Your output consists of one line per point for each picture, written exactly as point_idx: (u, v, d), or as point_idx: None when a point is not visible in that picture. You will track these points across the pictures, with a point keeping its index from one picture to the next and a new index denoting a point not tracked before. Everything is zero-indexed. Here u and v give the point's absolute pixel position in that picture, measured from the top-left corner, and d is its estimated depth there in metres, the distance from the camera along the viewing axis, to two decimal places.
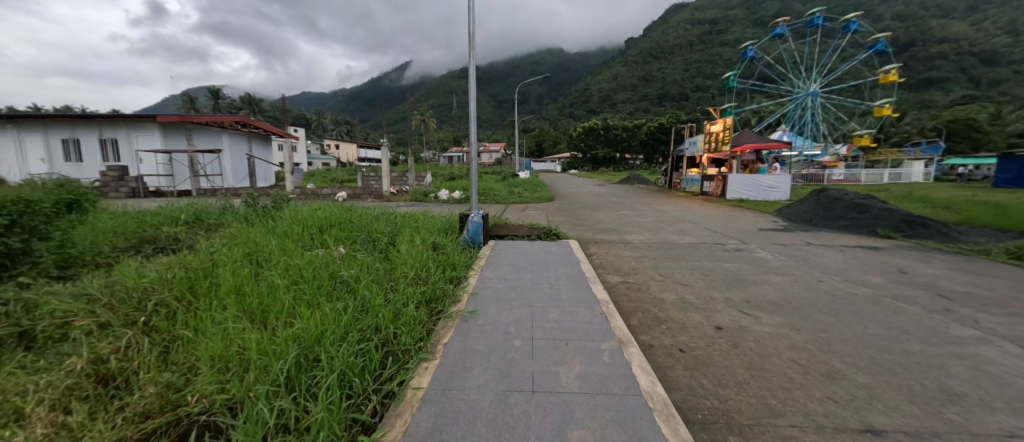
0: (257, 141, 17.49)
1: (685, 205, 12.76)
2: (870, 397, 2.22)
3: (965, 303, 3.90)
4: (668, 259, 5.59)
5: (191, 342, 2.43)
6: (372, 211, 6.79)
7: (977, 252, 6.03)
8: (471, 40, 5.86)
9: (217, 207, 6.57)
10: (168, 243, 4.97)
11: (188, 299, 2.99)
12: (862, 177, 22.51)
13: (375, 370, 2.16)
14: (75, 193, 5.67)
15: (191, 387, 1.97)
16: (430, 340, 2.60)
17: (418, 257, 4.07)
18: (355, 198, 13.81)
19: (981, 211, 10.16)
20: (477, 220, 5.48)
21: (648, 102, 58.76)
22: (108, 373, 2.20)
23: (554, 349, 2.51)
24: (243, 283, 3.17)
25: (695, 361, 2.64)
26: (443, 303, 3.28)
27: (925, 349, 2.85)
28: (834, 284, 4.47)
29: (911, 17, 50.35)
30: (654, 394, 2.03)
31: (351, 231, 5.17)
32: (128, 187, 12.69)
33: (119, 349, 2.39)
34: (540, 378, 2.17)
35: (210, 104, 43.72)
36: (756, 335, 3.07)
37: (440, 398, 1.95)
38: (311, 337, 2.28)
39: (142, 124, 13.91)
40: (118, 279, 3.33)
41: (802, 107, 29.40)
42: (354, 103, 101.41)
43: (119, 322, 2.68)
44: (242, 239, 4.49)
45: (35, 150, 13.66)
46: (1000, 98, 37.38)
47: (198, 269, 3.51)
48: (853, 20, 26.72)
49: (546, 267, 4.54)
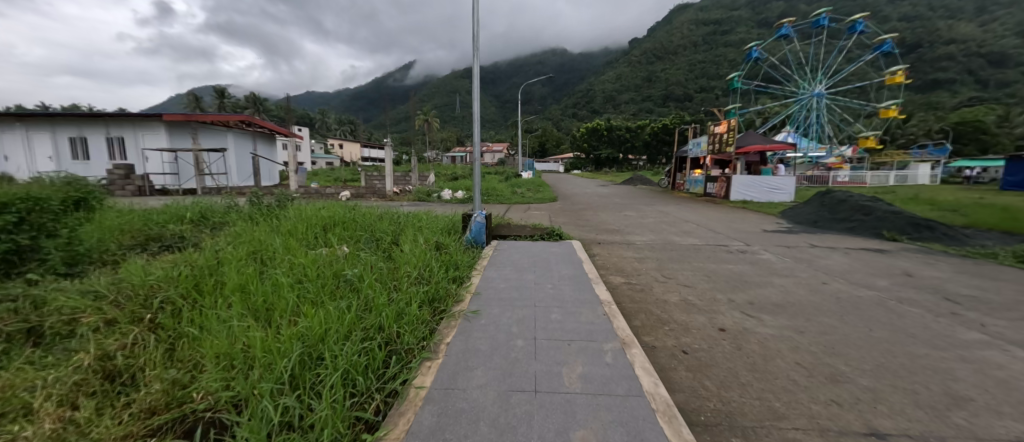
0: (262, 140, 17.71)
1: (689, 206, 12.74)
2: (875, 400, 2.21)
3: (971, 306, 3.87)
4: (670, 261, 5.57)
5: (197, 339, 2.46)
6: (375, 210, 6.76)
7: (984, 255, 5.98)
8: (472, 42, 5.85)
9: (222, 205, 6.61)
10: (173, 241, 5.01)
11: (193, 296, 3.01)
12: (867, 178, 22.37)
13: (378, 369, 2.17)
14: (82, 190, 5.72)
15: (197, 384, 1.99)
16: (433, 340, 2.60)
17: (420, 257, 4.08)
18: (359, 197, 13.87)
19: (988, 213, 10.13)
20: (480, 219, 5.47)
21: (652, 103, 58.63)
22: (114, 369, 2.23)
23: (557, 350, 2.51)
24: (248, 280, 3.19)
25: (697, 362, 2.63)
26: (445, 302, 3.28)
27: (931, 353, 2.83)
28: (839, 287, 4.44)
29: (918, 18, 49.99)
30: (657, 394, 2.03)
31: (354, 230, 5.18)
32: (134, 185, 12.82)
33: (125, 346, 2.41)
34: (543, 377, 2.17)
35: (215, 104, 44.08)
36: (760, 338, 3.06)
37: (442, 397, 1.96)
38: (315, 336, 2.29)
39: (148, 122, 13.99)
40: (124, 276, 3.35)
41: (807, 108, 29.26)
42: (357, 103, 101.80)
43: (126, 318, 2.71)
44: (247, 238, 4.52)
45: (44, 148, 13.81)
46: (1007, 100, 37.08)
47: (204, 267, 3.52)
48: (859, 20, 26.53)
49: (549, 268, 4.52)
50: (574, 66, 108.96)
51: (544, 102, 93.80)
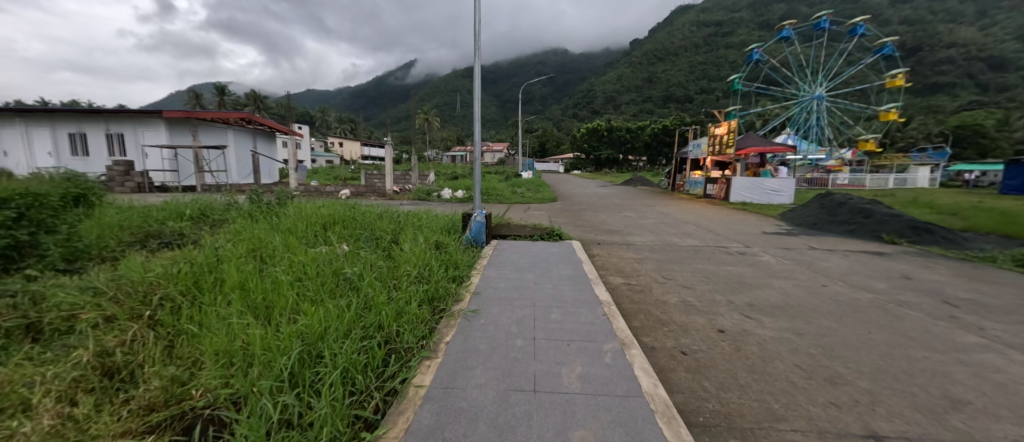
0: (262, 138, 17.78)
1: (688, 208, 12.77)
2: (873, 403, 2.22)
3: (969, 309, 3.88)
4: (670, 262, 5.58)
5: (196, 336, 2.46)
6: (376, 209, 6.75)
7: (982, 259, 5.99)
8: (477, 40, 5.85)
9: (222, 203, 6.61)
10: (173, 238, 4.97)
11: (193, 294, 3.01)
12: (867, 181, 22.68)
13: (377, 368, 2.16)
14: (82, 187, 5.72)
15: (195, 381, 2.00)
16: (432, 339, 2.60)
17: (420, 256, 4.05)
18: (358, 196, 13.88)
19: (985, 217, 10.19)
20: (480, 219, 5.47)
21: (653, 104, 58.69)
22: (114, 365, 2.23)
23: (557, 350, 2.51)
24: (247, 278, 3.18)
25: (696, 364, 2.64)
26: (445, 302, 3.28)
27: (930, 356, 2.83)
28: (838, 289, 4.44)
29: (919, 21, 50.08)
30: (656, 396, 2.03)
31: (354, 229, 5.18)
32: (133, 182, 12.79)
33: (124, 343, 2.42)
34: (542, 378, 2.17)
35: (215, 101, 44.01)
36: (759, 339, 3.07)
37: (441, 396, 1.96)
38: (314, 334, 2.28)
39: (148, 119, 13.98)
40: (124, 273, 3.33)
41: (807, 110, 29.30)
42: (357, 102, 101.59)
43: (125, 315, 2.70)
44: (247, 236, 4.52)
45: (43, 143, 13.76)
46: (1007, 103, 37.13)
47: (203, 264, 3.51)
48: (860, 24, 26.58)
49: (548, 268, 4.52)
50: (575, 66, 108.94)
51: (545, 102, 93.57)
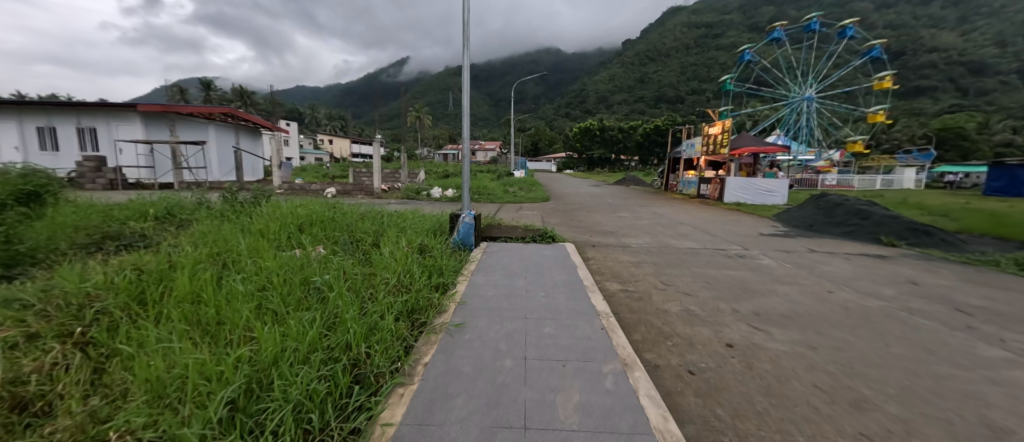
0: (246, 134, 17.25)
1: (683, 208, 12.49)
2: (908, 433, 1.95)
3: (986, 319, 3.67)
4: (668, 266, 5.29)
5: (131, 359, 2.11)
6: (359, 208, 6.38)
7: (984, 263, 5.83)
8: (464, 31, 5.51)
9: (191, 201, 6.17)
10: (133, 240, 4.53)
11: (137, 308, 2.63)
12: (855, 182, 22.89)
13: (341, 398, 1.84)
14: (35, 184, 5.24)
15: (116, 420, 1.65)
16: (409, 360, 2.27)
17: (401, 262, 3.72)
18: (344, 194, 13.40)
19: (975, 218, 10.25)
20: (469, 220, 5.14)
21: (644, 104, 58.88)
22: (23, 398, 1.86)
23: (551, 373, 2.20)
24: (203, 288, 2.82)
25: (707, 385, 2.36)
26: (426, 314, 2.95)
27: (957, 374, 2.59)
28: (845, 296, 4.21)
29: (902, 26, 51.08)
30: (668, 432, 1.72)
31: (332, 230, 4.82)
32: (105, 179, 12.17)
33: (44, 367, 2.05)
34: (534, 409, 1.86)
35: (200, 96, 42.88)
36: (771, 354, 2.80)
37: (415, 435, 1.64)
38: (268, 358, 1.94)
39: (123, 113, 13.36)
40: (59, 282, 2.91)
41: (797, 112, 29.54)
42: (348, 99, 100.33)
43: (50, 333, 2.31)
44: (211, 237, 4.15)
45: (8, 137, 13.06)
46: (987, 107, 37.98)
47: (154, 272, 3.12)
48: (850, 26, 26.73)
49: (541, 273, 4.22)
50: (568, 66, 108.74)
51: (538, 100, 93.22)
